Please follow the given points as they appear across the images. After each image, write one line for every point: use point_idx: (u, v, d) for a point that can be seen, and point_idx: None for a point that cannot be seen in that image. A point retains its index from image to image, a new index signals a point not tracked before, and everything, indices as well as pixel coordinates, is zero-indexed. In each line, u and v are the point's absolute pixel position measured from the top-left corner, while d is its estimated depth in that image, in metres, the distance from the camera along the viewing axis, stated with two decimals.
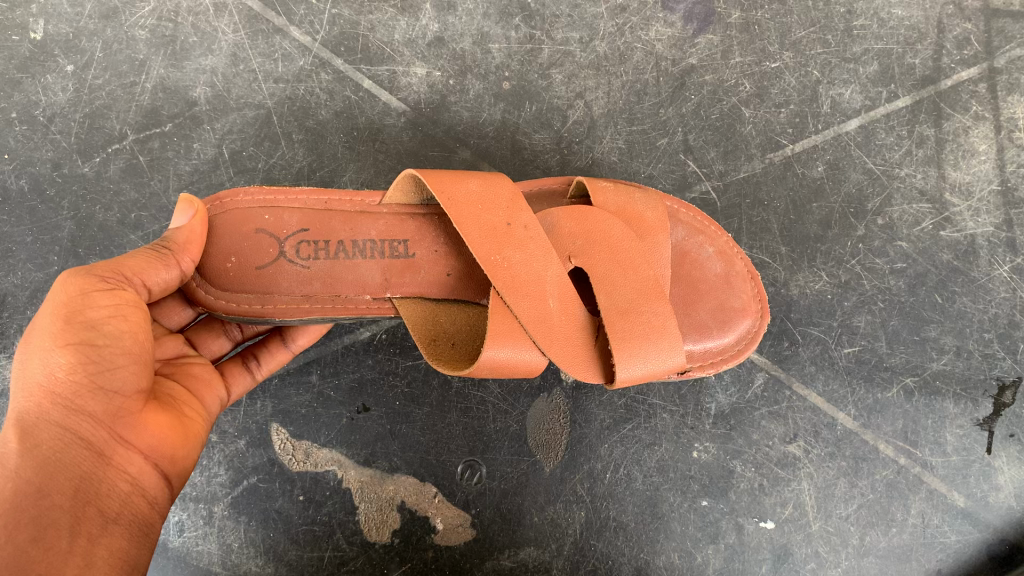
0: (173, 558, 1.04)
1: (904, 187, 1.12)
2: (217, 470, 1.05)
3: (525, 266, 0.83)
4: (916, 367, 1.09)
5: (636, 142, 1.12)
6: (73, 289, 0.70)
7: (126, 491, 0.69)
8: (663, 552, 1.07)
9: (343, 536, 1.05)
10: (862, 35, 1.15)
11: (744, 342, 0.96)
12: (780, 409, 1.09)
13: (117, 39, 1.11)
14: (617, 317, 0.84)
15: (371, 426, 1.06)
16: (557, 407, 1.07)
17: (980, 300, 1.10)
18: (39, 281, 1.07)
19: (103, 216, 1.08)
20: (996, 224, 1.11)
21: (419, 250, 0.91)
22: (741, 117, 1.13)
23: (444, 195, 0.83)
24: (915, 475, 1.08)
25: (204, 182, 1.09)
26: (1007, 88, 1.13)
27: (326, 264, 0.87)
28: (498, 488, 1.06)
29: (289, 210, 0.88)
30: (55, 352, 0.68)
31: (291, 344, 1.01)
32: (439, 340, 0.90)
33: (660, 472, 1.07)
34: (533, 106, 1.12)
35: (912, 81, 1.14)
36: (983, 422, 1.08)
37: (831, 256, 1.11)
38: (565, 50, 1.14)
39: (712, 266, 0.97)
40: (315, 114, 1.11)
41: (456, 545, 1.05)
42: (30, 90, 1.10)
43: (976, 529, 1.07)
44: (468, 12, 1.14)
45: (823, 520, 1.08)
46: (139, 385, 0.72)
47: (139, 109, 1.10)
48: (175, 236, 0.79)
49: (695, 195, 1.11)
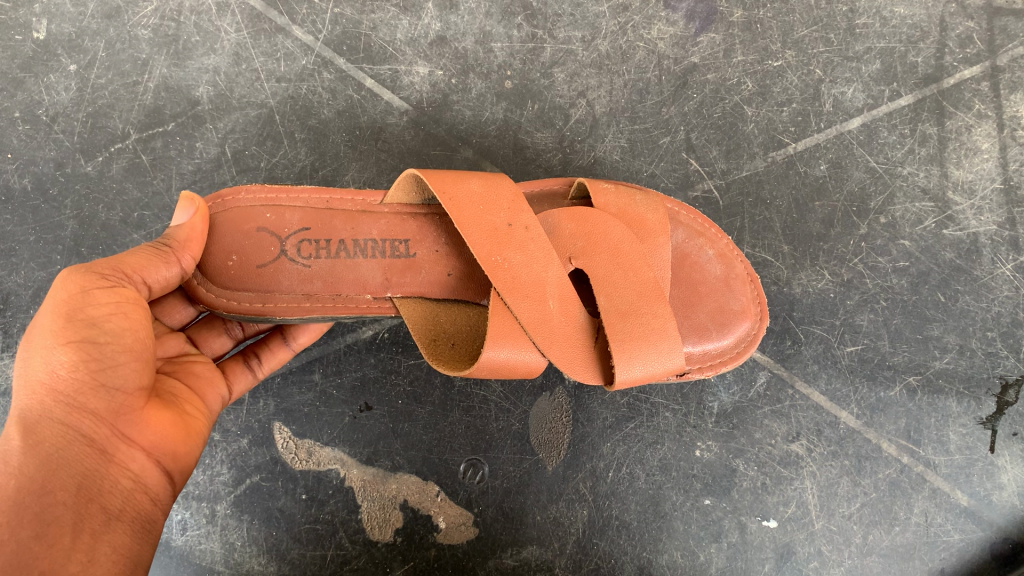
0: (175, 557, 1.05)
1: (907, 185, 1.12)
2: (220, 468, 1.06)
3: (526, 267, 0.83)
4: (919, 365, 1.09)
5: (638, 140, 1.12)
6: (73, 287, 0.70)
7: (129, 488, 0.70)
8: (666, 550, 1.07)
9: (345, 535, 1.05)
10: (864, 34, 1.15)
11: (744, 345, 0.96)
12: (782, 408, 1.08)
13: (120, 39, 1.12)
14: (617, 319, 0.84)
15: (374, 425, 1.06)
16: (559, 405, 1.07)
17: (983, 299, 1.10)
18: (42, 280, 1.07)
19: (106, 215, 1.08)
20: (998, 223, 1.11)
21: (420, 250, 0.91)
22: (743, 116, 1.13)
23: (445, 195, 0.83)
24: (918, 474, 1.08)
25: (206, 182, 1.09)
26: (1009, 86, 1.13)
27: (327, 263, 0.87)
28: (500, 487, 1.06)
29: (291, 209, 0.88)
30: (57, 350, 0.68)
31: (292, 342, 1.01)
32: (440, 340, 0.91)
33: (663, 471, 1.07)
34: (536, 104, 1.12)
35: (915, 79, 1.14)
36: (986, 420, 1.08)
37: (834, 255, 1.11)
38: (567, 49, 1.14)
39: (713, 269, 0.97)
40: (317, 113, 1.11)
41: (459, 543, 1.05)
42: (33, 89, 1.10)
43: (979, 528, 1.07)
44: (471, 11, 1.14)
45: (826, 519, 1.08)
46: (140, 382, 0.72)
47: (142, 108, 1.10)
48: (176, 234, 0.79)
49: (698, 193, 1.11)
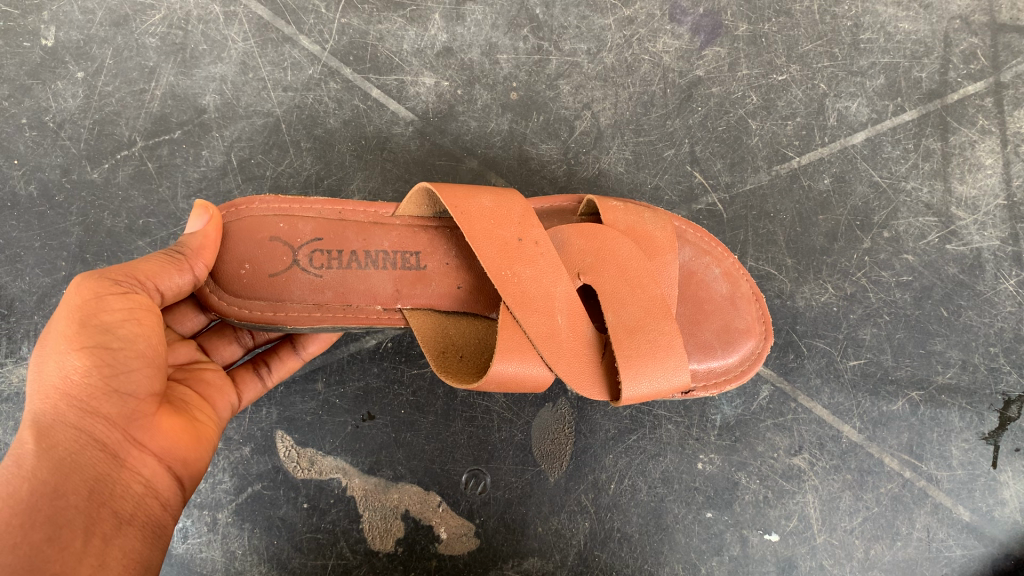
0: (176, 564, 1.04)
1: (910, 201, 1.12)
2: (222, 476, 1.05)
3: (536, 281, 0.83)
4: (922, 380, 1.09)
5: (643, 152, 1.13)
6: (88, 293, 0.70)
7: (140, 493, 0.70)
8: (667, 563, 1.07)
9: (346, 544, 1.05)
10: (869, 49, 1.16)
11: (749, 363, 0.96)
12: (785, 421, 1.09)
13: (128, 47, 1.12)
14: (624, 335, 0.84)
15: (377, 434, 1.06)
16: (562, 417, 1.07)
17: (987, 314, 1.10)
18: (47, 285, 1.07)
19: (111, 222, 1.08)
20: (1002, 238, 1.11)
21: (431, 262, 0.91)
22: (748, 130, 1.13)
23: (457, 209, 0.83)
24: (920, 488, 1.08)
25: (212, 190, 1.09)
26: (1013, 102, 1.13)
27: (338, 273, 0.88)
28: (503, 497, 1.06)
29: (303, 219, 0.88)
30: (70, 355, 0.68)
31: (301, 351, 1.01)
32: (448, 352, 0.90)
33: (665, 483, 1.07)
34: (541, 116, 1.13)
35: (919, 95, 1.14)
36: (988, 435, 1.08)
37: (837, 269, 1.11)
38: (573, 62, 1.15)
39: (719, 286, 0.98)
40: (323, 123, 1.11)
41: (460, 554, 1.05)
42: (40, 96, 1.10)
43: (981, 544, 1.07)
44: (477, 23, 1.15)
45: (827, 533, 1.08)
46: (152, 387, 0.72)
47: (148, 116, 1.11)
48: (189, 242, 0.79)
49: (702, 206, 1.12)
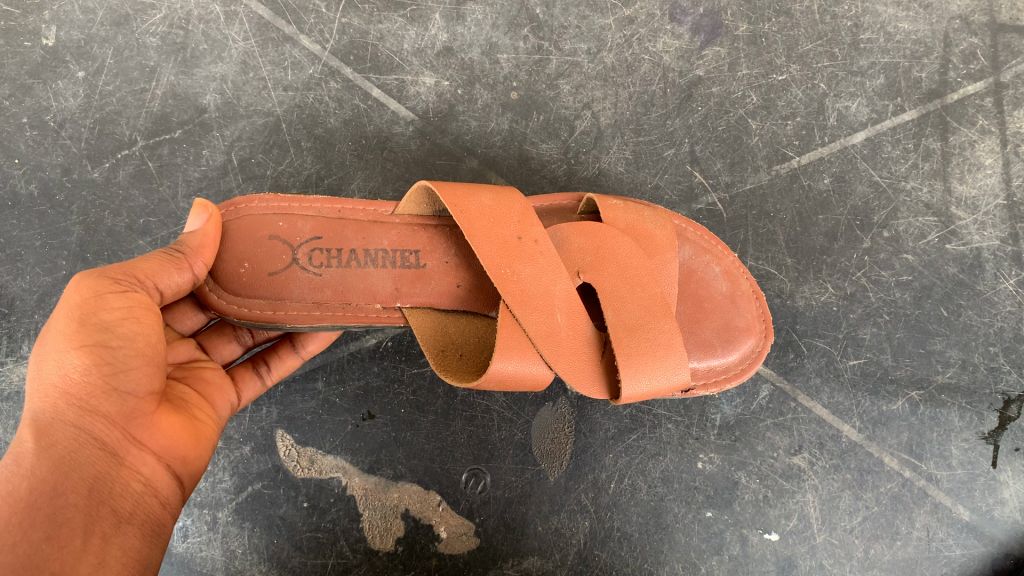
0: (176, 563, 1.04)
1: (910, 200, 1.12)
2: (222, 475, 1.06)
3: (535, 280, 0.83)
4: (922, 380, 1.09)
5: (643, 152, 1.13)
6: (87, 292, 0.70)
7: (139, 492, 0.70)
8: (667, 562, 1.07)
9: (346, 543, 1.05)
10: (868, 49, 1.16)
11: (748, 362, 0.96)
12: (785, 421, 1.09)
13: (128, 46, 1.12)
14: (624, 334, 0.84)
15: (376, 433, 1.06)
16: (562, 416, 1.07)
17: (986, 314, 1.10)
18: (47, 284, 1.07)
19: (112, 221, 1.08)
20: (1001, 238, 1.11)
21: (430, 261, 0.91)
22: (748, 130, 1.14)
23: (456, 208, 0.83)
24: (920, 488, 1.08)
25: (212, 189, 1.09)
26: (1012, 102, 1.14)
27: (338, 272, 0.88)
28: (502, 497, 1.06)
29: (303, 218, 0.88)
30: (69, 353, 0.68)
31: (301, 350, 1.01)
32: (448, 351, 0.90)
33: (665, 482, 1.07)
34: (541, 116, 1.13)
35: (918, 95, 1.14)
36: (988, 435, 1.08)
37: (837, 268, 1.11)
38: (573, 61, 1.15)
39: (719, 286, 0.98)
40: (324, 122, 1.11)
41: (460, 553, 1.05)
42: (41, 96, 1.10)
43: (981, 543, 1.07)
44: (477, 23, 1.15)
45: (827, 532, 1.08)
46: (152, 386, 0.72)
47: (149, 115, 1.11)
48: (189, 241, 0.79)
49: (701, 206, 1.12)
